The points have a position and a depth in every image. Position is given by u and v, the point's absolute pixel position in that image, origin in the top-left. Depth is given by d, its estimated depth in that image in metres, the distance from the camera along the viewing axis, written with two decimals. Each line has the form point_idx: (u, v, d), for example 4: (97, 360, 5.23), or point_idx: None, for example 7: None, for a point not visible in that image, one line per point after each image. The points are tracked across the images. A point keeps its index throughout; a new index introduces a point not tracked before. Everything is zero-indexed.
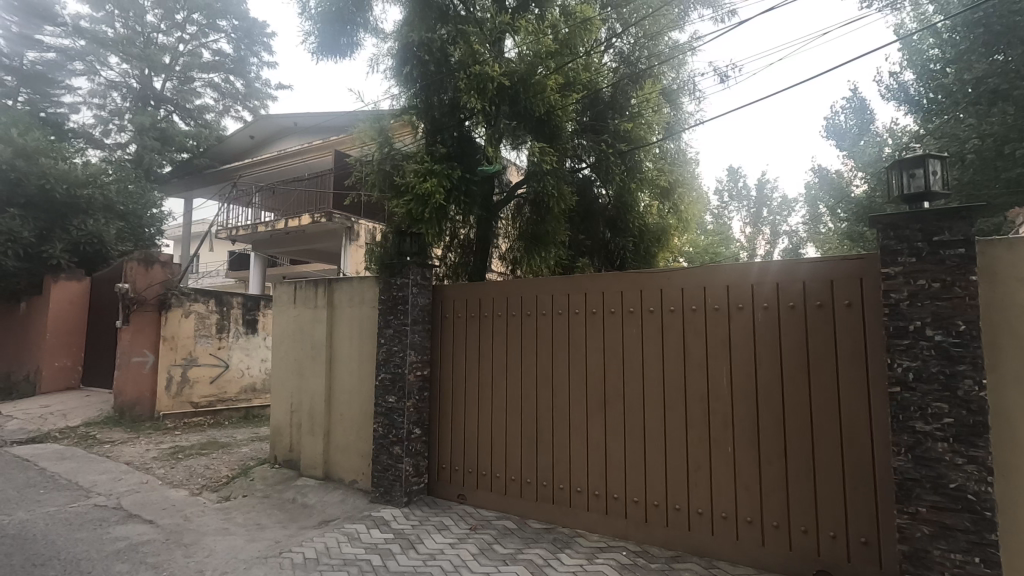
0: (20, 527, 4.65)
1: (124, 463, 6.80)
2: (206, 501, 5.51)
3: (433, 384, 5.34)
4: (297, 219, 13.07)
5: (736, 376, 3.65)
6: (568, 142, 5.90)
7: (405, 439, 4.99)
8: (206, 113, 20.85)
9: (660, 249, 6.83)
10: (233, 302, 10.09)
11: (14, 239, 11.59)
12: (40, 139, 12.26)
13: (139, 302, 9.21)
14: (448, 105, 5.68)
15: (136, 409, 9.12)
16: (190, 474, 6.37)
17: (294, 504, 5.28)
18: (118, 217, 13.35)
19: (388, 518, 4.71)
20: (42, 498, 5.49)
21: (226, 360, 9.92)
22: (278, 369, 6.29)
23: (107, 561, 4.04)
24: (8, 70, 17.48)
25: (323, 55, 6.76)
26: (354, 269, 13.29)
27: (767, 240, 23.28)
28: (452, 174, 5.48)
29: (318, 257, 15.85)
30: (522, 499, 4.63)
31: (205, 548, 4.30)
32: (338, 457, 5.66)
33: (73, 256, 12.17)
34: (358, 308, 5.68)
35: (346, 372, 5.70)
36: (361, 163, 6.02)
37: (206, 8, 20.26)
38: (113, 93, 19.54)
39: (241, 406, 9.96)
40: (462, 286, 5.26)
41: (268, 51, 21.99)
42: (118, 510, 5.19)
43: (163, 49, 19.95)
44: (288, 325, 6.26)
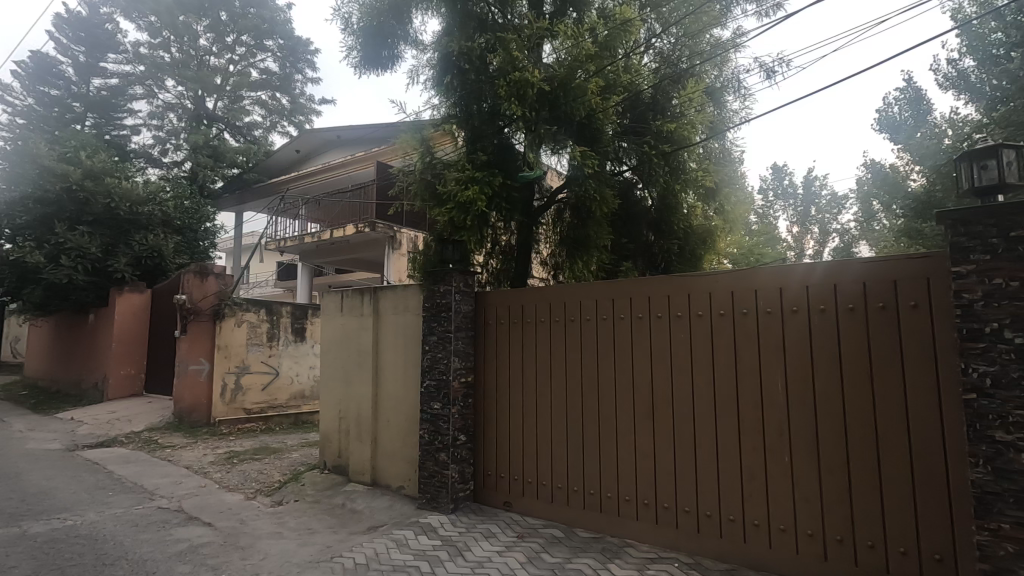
0: (91, 527, 4.91)
1: (184, 467, 7.10)
2: (260, 505, 5.68)
3: (477, 390, 5.35)
4: (342, 230, 13.43)
5: (792, 381, 3.50)
6: (609, 145, 5.83)
7: (450, 445, 5.01)
8: (255, 130, 21.65)
9: (706, 251, 6.67)
10: (283, 310, 10.39)
11: (83, 254, 12.34)
12: (105, 160, 13.03)
13: (194, 312, 9.67)
14: (487, 113, 5.69)
15: (194, 416, 9.52)
16: (244, 479, 6.58)
17: (343, 509, 5.38)
18: (175, 231, 14.09)
19: (436, 524, 4.74)
20: (111, 499, 5.79)
21: (276, 368, 10.23)
22: (326, 377, 6.46)
23: (170, 562, 4.20)
24: (76, 97, 18.98)
25: (365, 69, 6.94)
26: (397, 278, 13.42)
27: (816, 239, 22.37)
28: (494, 182, 5.48)
29: (362, 265, 16.22)
30: (569, 507, 4.57)
31: (260, 552, 4.42)
32: (385, 464, 5.74)
33: (135, 269, 12.88)
34: (402, 316, 5.75)
35: (391, 378, 5.78)
36: (404, 174, 6.09)
37: (254, 30, 21.19)
38: (170, 113, 20.53)
39: (291, 413, 10.25)
40: (504, 291, 5.26)
41: (312, 68, 22.81)
42: (179, 513, 5.40)
43: (214, 71, 20.88)
44: (335, 333, 6.41)
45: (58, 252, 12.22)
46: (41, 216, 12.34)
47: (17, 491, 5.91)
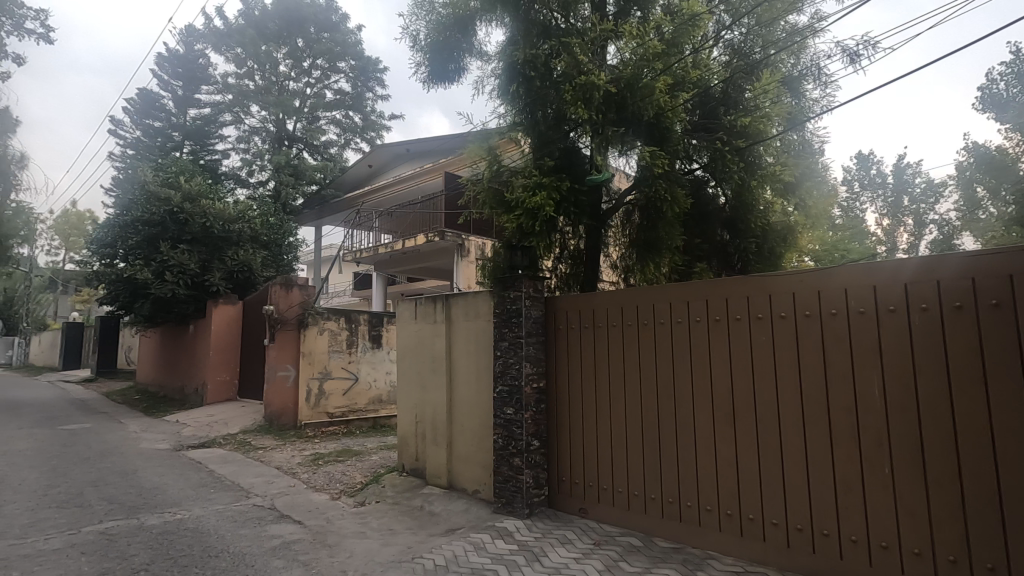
0: (197, 521, 5.34)
1: (275, 468, 7.57)
2: (345, 505, 5.95)
3: (549, 395, 5.35)
4: (413, 240, 13.91)
5: (891, 387, 3.25)
6: (680, 144, 5.66)
7: (524, 451, 5.04)
8: (331, 148, 22.79)
9: (787, 249, 6.34)
10: (360, 319, 10.86)
11: (184, 270, 13.43)
12: (200, 183, 14.21)
13: (282, 322, 10.18)
14: (553, 119, 5.69)
15: (282, 419, 10.15)
16: (329, 480, 6.93)
17: (422, 511, 5.53)
18: (262, 246, 15.15)
19: (512, 529, 4.77)
20: (213, 496, 6.27)
21: (355, 374, 10.71)
22: (403, 382, 6.68)
23: (266, 557, 4.48)
24: (176, 127, 21.30)
25: (434, 83, 7.14)
26: (465, 284, 13.87)
27: (910, 232, 20.65)
28: (561, 186, 5.45)
29: (433, 273, 16.70)
30: (646, 516, 4.46)
31: (346, 550, 4.62)
32: (461, 467, 5.84)
33: (228, 282, 13.94)
34: (474, 322, 5.86)
35: (465, 383, 5.89)
36: (472, 182, 6.18)
37: (328, 53, 22.44)
38: (255, 137, 22.06)
39: (370, 416, 10.69)
40: (573, 296, 5.24)
41: (381, 86, 23.84)
42: (272, 510, 5.76)
43: (293, 95, 22.22)
44: (410, 339, 6.62)
45: (162, 269, 13.36)
46: (147, 238, 13.41)
47: (134, 487, 6.53)
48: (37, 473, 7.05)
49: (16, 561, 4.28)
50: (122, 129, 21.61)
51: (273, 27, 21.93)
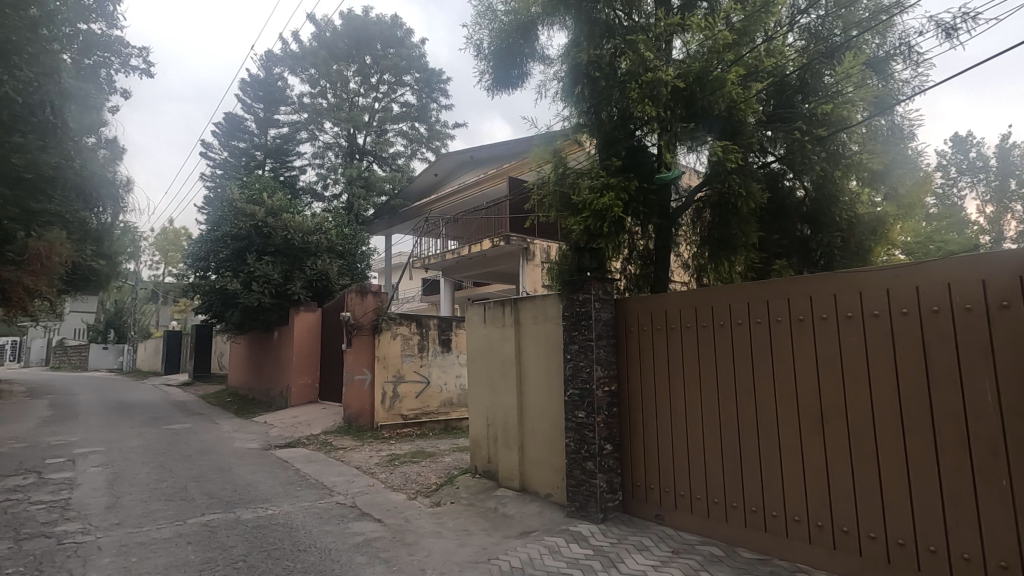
0: (287, 517, 5.68)
1: (355, 468, 7.91)
2: (421, 505, 6.11)
3: (622, 398, 5.26)
4: (479, 245, 14.14)
5: (1006, 390, 2.95)
6: (753, 137, 5.44)
7: (597, 455, 4.99)
8: (399, 158, 23.57)
9: (877, 241, 5.91)
10: (430, 323, 11.16)
11: (268, 280, 14.35)
12: (281, 199, 15.18)
13: (357, 327, 10.78)
14: (618, 118, 5.61)
15: (360, 421, 10.59)
16: (406, 480, 7.16)
17: (496, 513, 5.59)
18: (338, 255, 15.84)
19: (586, 533, 4.73)
20: (300, 493, 6.64)
21: (427, 377, 11.00)
22: (474, 386, 6.79)
23: (350, 552, 4.69)
24: (258, 147, 22.77)
25: (498, 89, 7.24)
26: (531, 287, 13.90)
27: (1020, 219, 18.63)
28: (629, 186, 5.34)
29: (499, 277, 16.91)
30: (728, 525, 4.27)
31: (424, 549, 4.75)
32: (534, 470, 5.86)
33: (308, 291, 14.82)
34: (543, 325, 5.87)
35: (535, 386, 5.91)
36: (538, 185, 6.16)
37: (394, 68, 23.26)
38: (329, 152, 23.22)
39: (442, 419, 10.95)
40: (644, 298, 5.14)
41: (445, 95, 24.46)
42: (354, 508, 6.02)
43: (363, 109, 23.16)
44: (480, 343, 6.73)
45: (250, 280, 14.32)
46: (236, 251, 14.45)
47: (230, 483, 7.04)
48: (147, 468, 7.74)
49: (133, 547, 4.71)
50: (212, 151, 23.41)
51: (344, 47, 22.98)
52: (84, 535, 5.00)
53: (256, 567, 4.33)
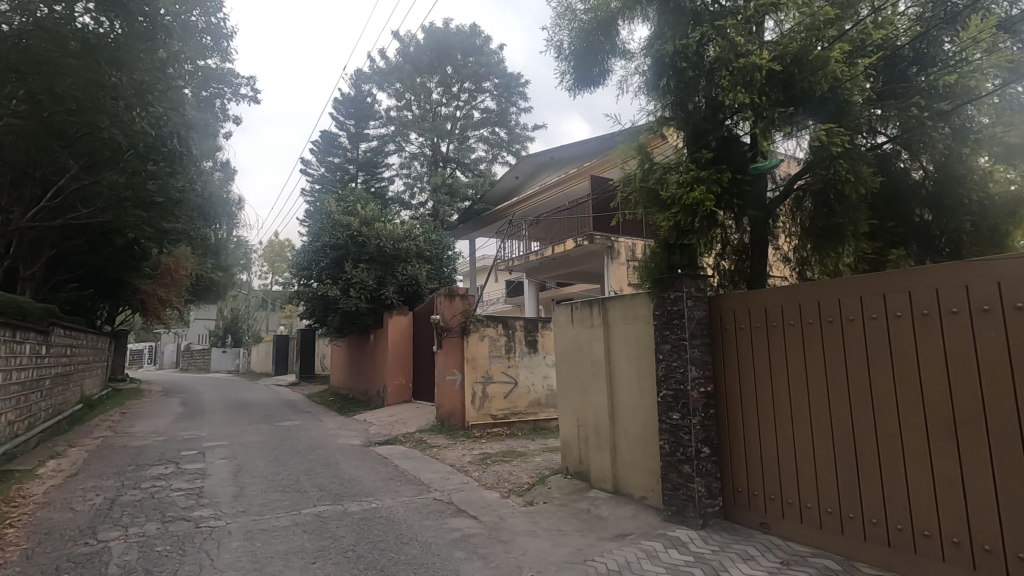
0: (389, 510, 5.98)
1: (449, 465, 8.18)
2: (515, 504, 6.19)
3: (719, 400, 5.04)
4: (562, 246, 14.14)
5: None
6: (861, 117, 5.07)
7: (694, 458, 4.82)
8: (481, 164, 24.07)
9: (1017, 224, 5.21)
10: (516, 324, 11.31)
11: (364, 286, 15.20)
12: (373, 209, 16.00)
13: (448, 329, 11.12)
14: (707, 108, 5.33)
15: (452, 420, 10.90)
16: (498, 479, 7.29)
17: (589, 514, 5.55)
18: (426, 260, 16.33)
19: (686, 539, 4.57)
20: (400, 488, 6.97)
21: (515, 378, 11.15)
22: (563, 387, 6.78)
23: (450, 547, 4.85)
24: (351, 161, 24.42)
25: (579, 89, 7.20)
26: (617, 286, 13.75)
27: None
28: (722, 178, 5.04)
29: (583, 277, 16.83)
30: (845, 537, 3.96)
31: (520, 547, 4.81)
32: (627, 472, 5.76)
33: (400, 295, 15.56)
34: (633, 325, 5.77)
35: (627, 387, 5.81)
36: (623, 182, 6.02)
37: (474, 75, 23.80)
38: (415, 162, 24.32)
39: (531, 419, 11.07)
40: (741, 294, 4.90)
41: (524, 99, 24.72)
42: (451, 505, 6.23)
43: (446, 118, 23.89)
44: (567, 343, 6.73)
45: (347, 286, 15.23)
46: (335, 259, 15.44)
47: (337, 477, 7.53)
48: (265, 461, 8.46)
49: (257, 533, 5.17)
50: (310, 167, 25.33)
51: (426, 59, 23.74)
52: (216, 521, 5.55)
53: (365, 557, 4.60)
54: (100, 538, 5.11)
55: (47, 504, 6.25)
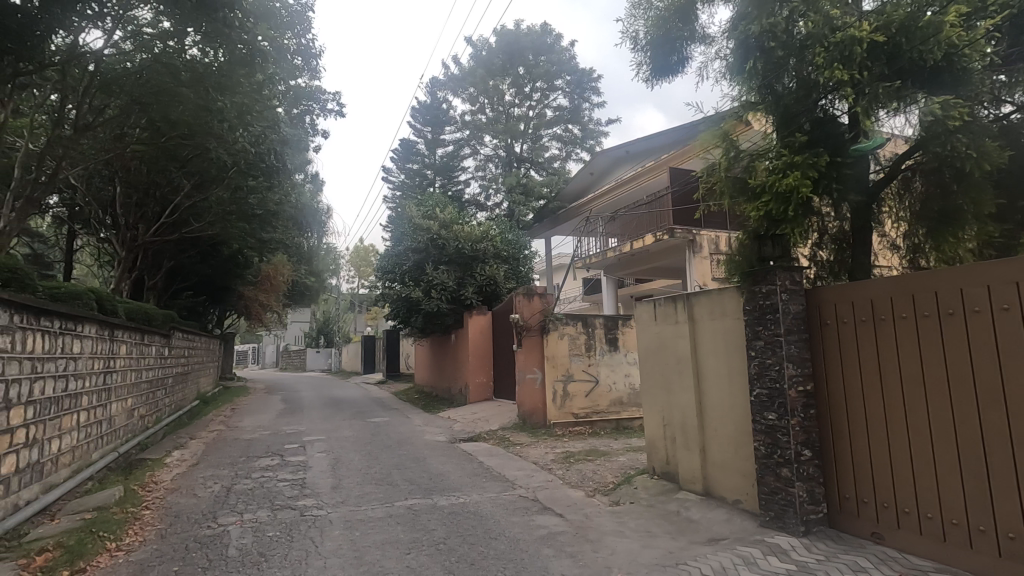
0: (477, 505, 6.12)
1: (532, 463, 8.23)
2: (600, 503, 6.13)
3: (820, 400, 4.72)
4: (641, 241, 13.81)
5: None
6: (983, 85, 4.59)
7: (793, 461, 4.55)
8: (555, 162, 24.01)
9: None
10: (596, 322, 11.17)
11: (444, 287, 15.65)
12: (451, 212, 16.42)
13: (527, 328, 11.22)
14: (799, 89, 4.98)
15: (534, 418, 10.97)
16: (583, 477, 7.25)
17: (679, 516, 5.38)
18: (504, 260, 16.52)
19: (786, 546, 4.33)
20: (486, 485, 7.11)
21: (596, 376, 11.03)
22: (648, 385, 6.64)
23: (537, 544, 4.89)
24: (429, 166, 25.37)
25: (656, 79, 7.00)
26: (700, 281, 13.25)
27: None
28: (819, 162, 4.69)
29: (663, 272, 16.36)
30: (973, 552, 3.58)
31: (608, 547, 4.77)
32: (718, 474, 5.53)
33: (479, 295, 15.87)
34: (721, 321, 5.54)
35: (715, 385, 5.58)
36: (707, 173, 5.76)
37: (546, 74, 23.78)
38: (490, 164, 24.70)
39: (613, 418, 10.91)
40: (842, 286, 4.56)
41: (596, 94, 24.41)
42: (536, 502, 6.27)
43: (519, 119, 24.05)
44: (651, 341, 6.58)
45: (429, 288, 15.75)
46: (416, 262, 15.99)
47: (426, 472, 7.81)
48: (359, 455, 8.93)
49: (356, 523, 5.48)
50: (391, 175, 26.45)
51: (499, 62, 24.00)
52: (319, 510, 5.94)
53: (456, 550, 4.73)
54: (221, 522, 5.62)
55: (175, 490, 6.97)
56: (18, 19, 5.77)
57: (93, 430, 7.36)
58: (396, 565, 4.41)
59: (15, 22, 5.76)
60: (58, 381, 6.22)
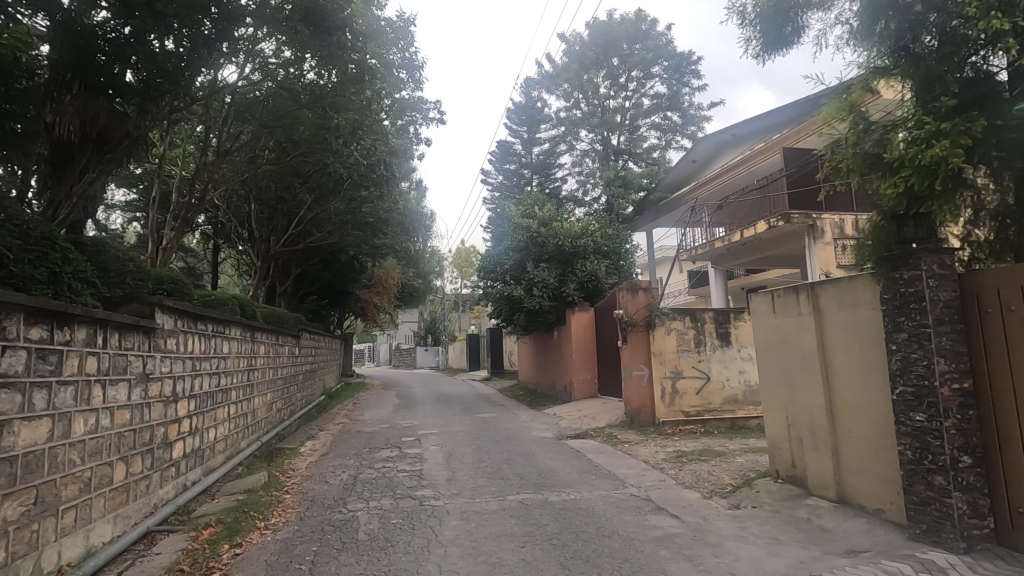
0: (588, 503, 6.08)
1: (642, 462, 8.03)
2: (719, 505, 5.83)
3: (981, 400, 4.13)
4: (753, 229, 12.93)
5: None
6: None
7: (950, 469, 4.02)
8: (654, 152, 23.26)
9: None
10: (706, 317, 10.62)
11: (545, 285, 15.72)
12: (550, 209, 16.46)
13: (632, 324, 10.95)
14: (943, 47, 4.41)
15: (642, 416, 10.70)
16: (697, 478, 6.95)
17: (810, 524, 4.97)
18: (604, 256, 16.27)
19: (943, 564, 3.85)
20: (596, 482, 7.05)
21: (707, 373, 10.52)
22: (768, 382, 6.22)
23: (653, 545, 4.75)
24: (526, 165, 25.76)
25: (768, 54, 6.52)
26: (823, 269, 12.15)
27: None
28: (973, 127, 4.07)
29: (778, 261, 15.23)
30: None
31: (730, 552, 4.52)
32: (855, 479, 5.04)
33: (581, 292, 15.77)
34: (852, 312, 5.04)
35: (849, 382, 5.09)
36: (831, 150, 5.22)
37: (642, 62, 23.04)
38: (587, 158, 24.40)
39: (726, 417, 10.35)
40: (1008, 267, 3.96)
41: (697, 77, 23.35)
42: (649, 501, 6.10)
43: (615, 111, 23.53)
44: (770, 335, 6.15)
45: (531, 286, 15.90)
46: (518, 260, 16.21)
47: (535, 467, 7.90)
48: (470, 449, 9.25)
49: (471, 515, 5.67)
50: (490, 177, 27.08)
51: (592, 55, 23.64)
52: (436, 500, 6.23)
53: (569, 546, 4.74)
54: (351, 508, 6.09)
55: (310, 477, 7.66)
56: (173, 62, 6.54)
57: (240, 421, 8.31)
58: (511, 557, 4.51)
59: (171, 64, 6.53)
60: (212, 378, 7.09)
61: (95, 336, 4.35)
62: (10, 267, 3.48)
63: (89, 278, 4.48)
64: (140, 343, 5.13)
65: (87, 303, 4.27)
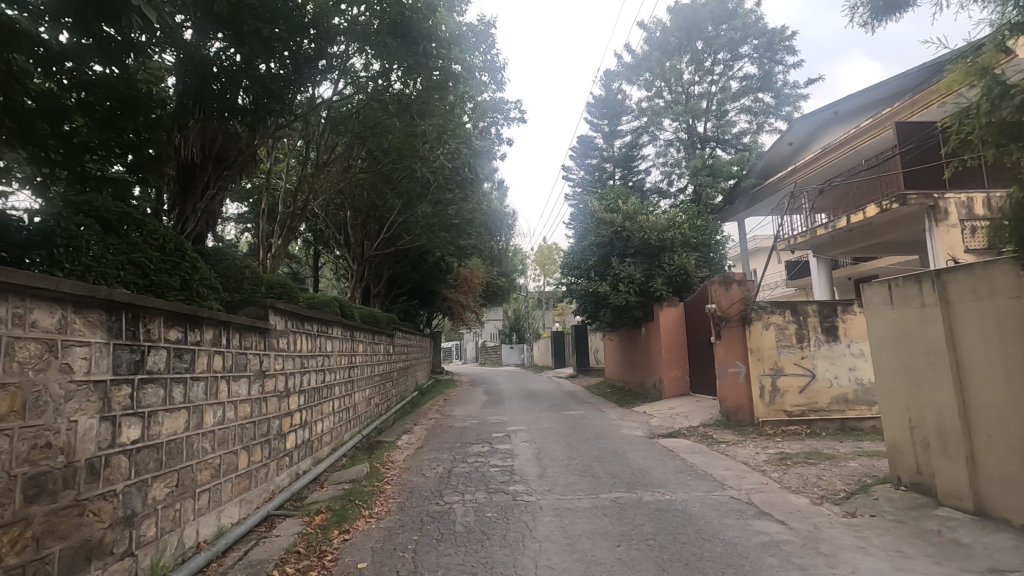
0: (685, 504, 5.86)
1: (743, 463, 7.63)
2: (832, 512, 5.41)
3: None
4: (862, 213, 11.86)
5: None
6: None
7: None
8: (744, 137, 22.04)
9: None
10: (809, 310, 9.88)
11: (631, 280, 15.34)
12: (634, 203, 16.04)
13: (725, 319, 10.42)
14: None
15: (739, 415, 10.18)
16: (805, 482, 6.49)
17: (942, 537, 4.47)
18: (693, 248, 15.62)
19: None
20: (691, 483, 6.79)
21: (812, 370, 9.80)
22: (886, 380, 5.68)
23: (759, 551, 4.49)
24: (608, 159, 25.34)
25: (878, 19, 5.94)
26: (948, 254, 10.88)
27: None
28: None
29: (893, 247, 13.86)
30: None
31: (847, 563, 4.18)
32: (996, 489, 4.48)
33: (669, 286, 15.24)
34: (990, 301, 4.49)
35: (987, 380, 4.55)
36: (957, 119, 4.52)
37: (729, 42, 21.88)
38: (671, 148, 23.48)
39: (835, 417, 9.59)
40: None
41: (791, 54, 21.84)
42: (752, 505, 5.78)
43: (700, 97, 22.51)
44: (888, 328, 5.61)
45: (616, 282, 15.58)
46: (602, 256, 15.97)
47: (626, 466, 7.74)
48: (560, 446, 9.24)
49: (564, 512, 5.66)
50: (571, 173, 26.90)
51: (674, 41, 22.76)
52: (529, 496, 6.29)
53: (668, 548, 4.60)
54: (446, 500, 6.30)
55: (407, 469, 8.01)
56: (277, 83, 7.00)
57: (343, 415, 8.85)
58: (608, 556, 4.45)
59: (277, 85, 7.02)
60: (317, 375, 7.61)
61: (220, 337, 4.81)
62: (151, 276, 3.93)
63: (213, 285, 4.93)
64: (256, 342, 5.60)
65: (211, 306, 4.71)
